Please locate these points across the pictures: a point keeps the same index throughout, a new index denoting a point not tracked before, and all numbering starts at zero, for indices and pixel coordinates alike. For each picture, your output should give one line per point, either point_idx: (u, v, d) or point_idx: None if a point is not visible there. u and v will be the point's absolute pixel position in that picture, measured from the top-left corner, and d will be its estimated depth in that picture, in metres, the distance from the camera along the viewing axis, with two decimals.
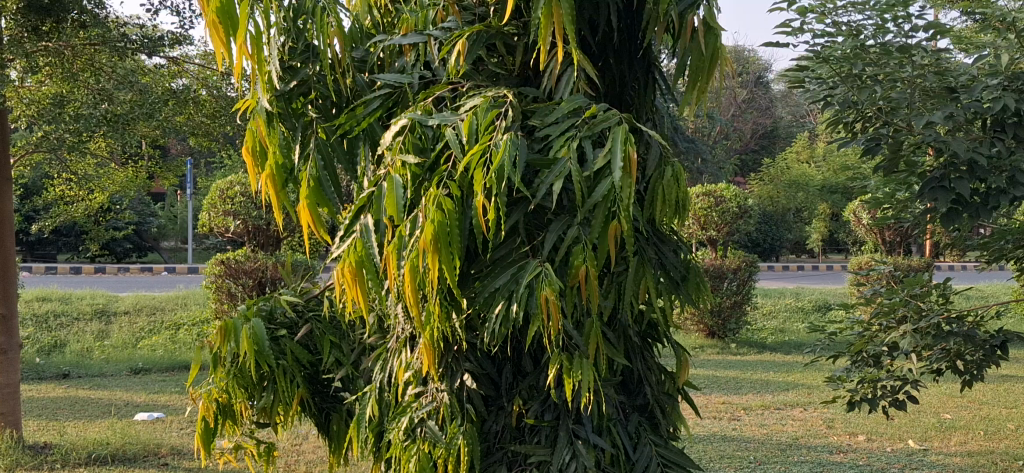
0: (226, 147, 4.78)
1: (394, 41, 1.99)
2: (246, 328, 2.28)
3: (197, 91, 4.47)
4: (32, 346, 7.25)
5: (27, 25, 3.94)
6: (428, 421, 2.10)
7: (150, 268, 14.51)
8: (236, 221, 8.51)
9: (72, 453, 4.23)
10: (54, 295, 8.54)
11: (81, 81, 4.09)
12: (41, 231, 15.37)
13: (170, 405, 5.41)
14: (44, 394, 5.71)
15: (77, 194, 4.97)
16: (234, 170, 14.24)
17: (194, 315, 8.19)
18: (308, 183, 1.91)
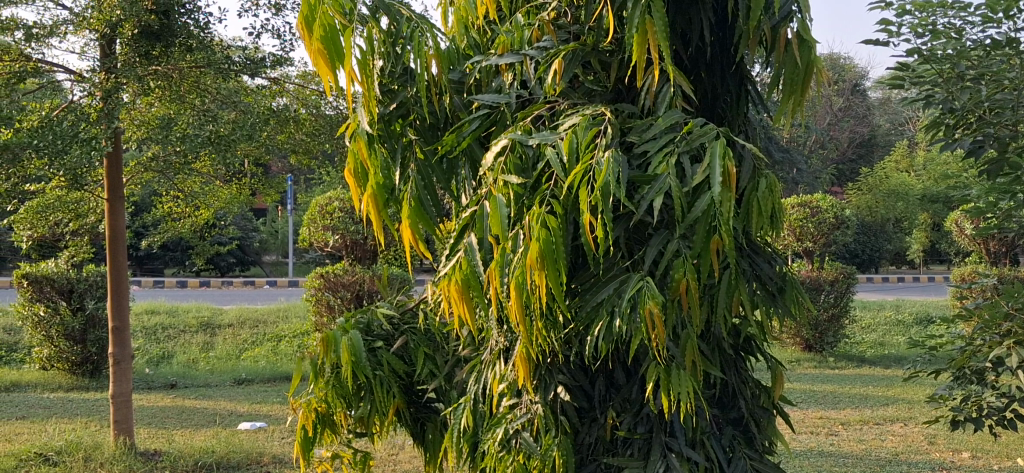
0: (325, 164, 4.91)
1: (492, 62, 2.04)
2: (345, 339, 2.35)
3: (297, 110, 4.59)
4: (142, 357, 7.54)
5: (139, 51, 4.08)
6: (523, 432, 2.13)
7: (252, 281, 14.94)
8: (335, 236, 8.71)
9: (181, 460, 4.39)
10: (162, 308, 8.86)
11: (188, 102, 4.22)
12: (150, 247, 15.97)
13: (271, 415, 5.57)
14: (153, 403, 5.94)
15: (184, 210, 5.16)
16: (333, 185, 14.57)
17: (294, 327, 8.41)
18: (409, 204, 1.99)
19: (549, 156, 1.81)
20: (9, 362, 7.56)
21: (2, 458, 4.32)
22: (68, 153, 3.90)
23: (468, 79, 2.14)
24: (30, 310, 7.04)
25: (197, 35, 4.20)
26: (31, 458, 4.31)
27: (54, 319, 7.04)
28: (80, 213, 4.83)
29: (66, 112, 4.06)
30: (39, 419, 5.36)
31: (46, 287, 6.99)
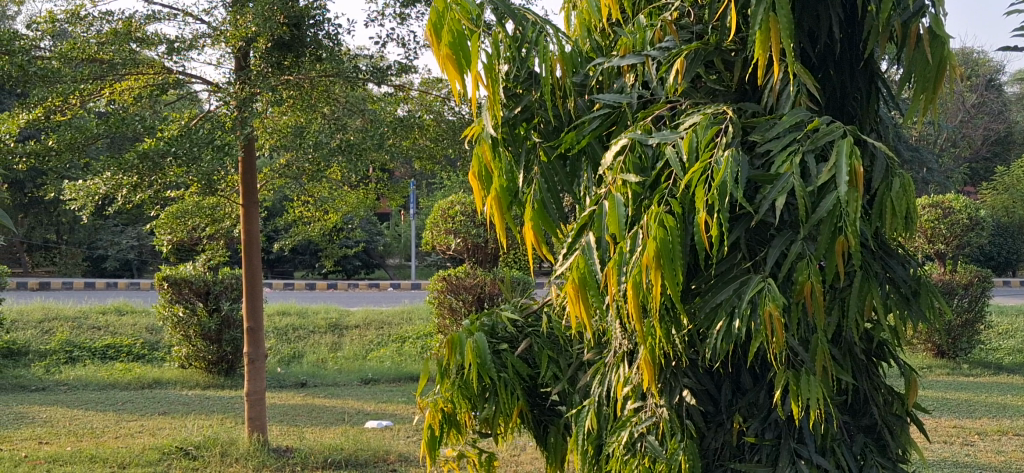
0: (448, 169, 4.99)
1: (613, 63, 2.04)
2: (470, 341, 2.39)
3: (422, 116, 4.66)
4: (274, 357, 7.82)
5: (272, 62, 4.19)
6: (648, 436, 2.12)
7: (376, 283, 15.30)
8: (457, 239, 8.86)
9: (311, 457, 4.52)
10: (292, 309, 9.15)
11: (317, 110, 4.47)
12: (281, 251, 16.55)
13: (397, 414, 5.69)
14: (285, 401, 6.15)
15: (314, 214, 5.32)
16: (453, 189, 14.79)
17: (418, 329, 8.57)
18: (532, 205, 2.01)
19: (670, 156, 1.81)
20: (151, 360, 7.93)
21: (146, 451, 4.54)
22: (201, 160, 4.11)
23: (590, 81, 2.15)
24: (170, 311, 7.36)
25: (327, 44, 4.26)
26: (172, 452, 4.51)
27: (192, 319, 7.34)
28: (216, 218, 5.04)
29: (205, 121, 4.25)
30: (180, 415, 5.62)
31: (184, 289, 7.29)
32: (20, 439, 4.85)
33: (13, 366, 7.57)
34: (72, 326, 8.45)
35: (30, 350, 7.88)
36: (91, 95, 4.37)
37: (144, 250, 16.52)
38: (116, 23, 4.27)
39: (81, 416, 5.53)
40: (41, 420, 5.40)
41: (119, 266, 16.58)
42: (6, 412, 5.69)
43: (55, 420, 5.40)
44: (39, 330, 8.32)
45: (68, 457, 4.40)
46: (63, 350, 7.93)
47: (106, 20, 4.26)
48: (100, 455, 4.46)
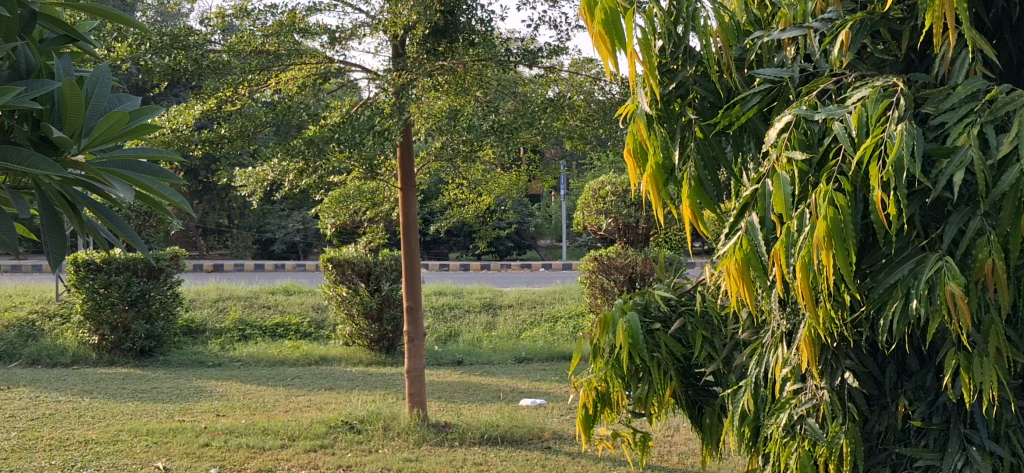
0: (599, 148, 4.98)
1: (774, 37, 2.00)
2: (623, 321, 2.39)
3: (573, 97, 4.66)
4: (431, 336, 8.04)
5: (427, 49, 4.33)
6: (808, 418, 2.07)
7: (528, 264, 15.46)
8: (608, 219, 8.90)
9: (469, 432, 4.63)
10: (449, 289, 9.38)
11: (471, 94, 4.55)
12: (437, 232, 16.96)
13: (551, 392, 5.75)
14: (442, 378, 6.31)
15: (468, 196, 5.43)
16: (604, 169, 14.78)
17: (570, 308, 8.62)
18: (689, 184, 1.99)
19: (837, 131, 1.76)
20: (317, 338, 8.27)
21: (314, 424, 4.76)
22: (364, 145, 4.23)
23: (749, 55, 2.10)
24: (334, 290, 7.67)
25: (479, 30, 4.32)
26: (338, 426, 4.71)
27: (355, 299, 7.61)
28: (376, 201, 5.20)
29: (364, 108, 4.42)
30: (345, 390, 5.85)
31: (347, 270, 7.58)
32: (201, 411, 5.16)
33: (192, 343, 8.06)
34: (244, 305, 8.92)
35: (207, 328, 8.36)
36: (259, 85, 4.60)
37: (308, 233, 17.24)
38: (281, 15, 4.39)
39: (255, 391, 5.84)
40: (218, 394, 5.73)
41: (286, 249, 17.38)
42: (187, 385, 6.06)
43: (231, 394, 5.72)
44: (215, 309, 8.83)
45: (243, 428, 4.66)
46: (237, 328, 8.37)
47: (272, 12, 4.39)
48: (272, 427, 4.70)
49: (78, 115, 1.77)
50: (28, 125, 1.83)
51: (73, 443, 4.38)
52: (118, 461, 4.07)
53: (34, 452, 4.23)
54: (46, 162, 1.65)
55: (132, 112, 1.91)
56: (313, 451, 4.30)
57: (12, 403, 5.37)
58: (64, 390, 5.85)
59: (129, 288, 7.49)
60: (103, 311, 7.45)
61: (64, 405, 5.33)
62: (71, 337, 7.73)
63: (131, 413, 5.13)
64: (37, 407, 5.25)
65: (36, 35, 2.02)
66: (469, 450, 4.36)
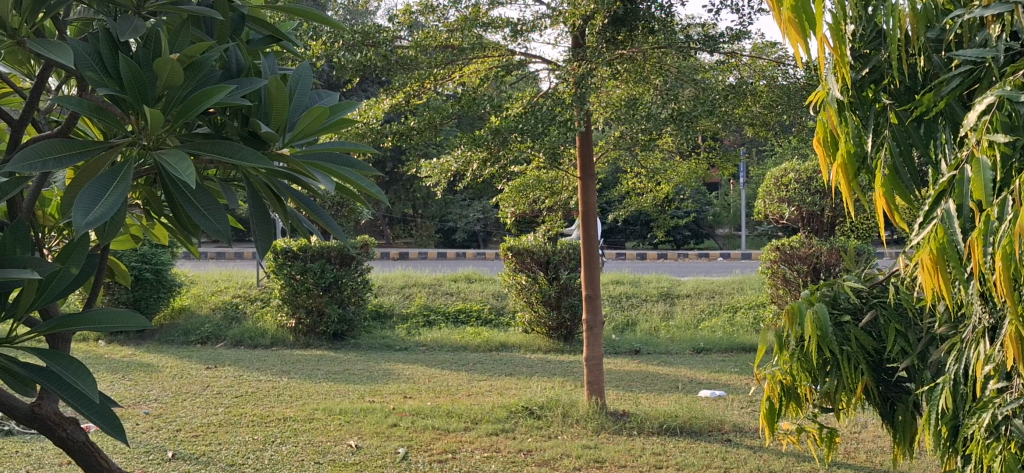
0: (783, 135, 4.84)
1: (974, 15, 1.81)
2: (810, 311, 2.31)
3: (756, 83, 4.53)
4: (609, 324, 8.06)
5: (605, 38, 4.36)
6: (1015, 418, 1.92)
7: (707, 253, 15.24)
8: (791, 208, 8.68)
9: (647, 422, 4.62)
10: (627, 278, 9.36)
11: (652, 83, 4.56)
12: (614, 222, 16.97)
13: (731, 384, 5.66)
14: (620, 367, 6.33)
15: (646, 186, 5.41)
16: (786, 156, 14.42)
17: (750, 299, 8.44)
18: (882, 172, 1.88)
19: None
20: (497, 325, 8.43)
21: (496, 409, 4.86)
22: (547, 134, 4.29)
23: (948, 36, 1.96)
24: (514, 279, 7.83)
25: (659, 16, 4.30)
26: (519, 411, 4.80)
27: (534, 287, 7.73)
28: (555, 190, 5.27)
29: (544, 98, 4.47)
30: (525, 376, 5.96)
31: (527, 258, 7.73)
32: (389, 393, 5.38)
33: (380, 327, 8.40)
34: (428, 291, 9.21)
35: (394, 313, 8.69)
36: (443, 78, 4.71)
37: (488, 222, 17.59)
38: (465, 10, 4.54)
39: (439, 375, 6.02)
40: (405, 377, 5.94)
41: (466, 238, 17.79)
42: (376, 368, 6.33)
43: (417, 377, 5.92)
44: (401, 295, 9.16)
45: (428, 411, 4.82)
46: (421, 314, 8.65)
47: (456, 6, 4.55)
48: (457, 410, 4.84)
49: (283, 110, 1.86)
50: (239, 121, 1.95)
51: (273, 420, 4.65)
52: (313, 438, 4.29)
53: (239, 427, 4.52)
54: (254, 154, 1.75)
55: (331, 108, 2.00)
56: (494, 434, 4.40)
57: (220, 381, 5.76)
58: (265, 369, 6.22)
59: (323, 275, 7.86)
60: (299, 296, 7.87)
61: (265, 384, 5.67)
62: (270, 320, 8.20)
63: (325, 393, 5.39)
64: (241, 385, 5.62)
65: (244, 36, 2.16)
66: (647, 439, 4.35)
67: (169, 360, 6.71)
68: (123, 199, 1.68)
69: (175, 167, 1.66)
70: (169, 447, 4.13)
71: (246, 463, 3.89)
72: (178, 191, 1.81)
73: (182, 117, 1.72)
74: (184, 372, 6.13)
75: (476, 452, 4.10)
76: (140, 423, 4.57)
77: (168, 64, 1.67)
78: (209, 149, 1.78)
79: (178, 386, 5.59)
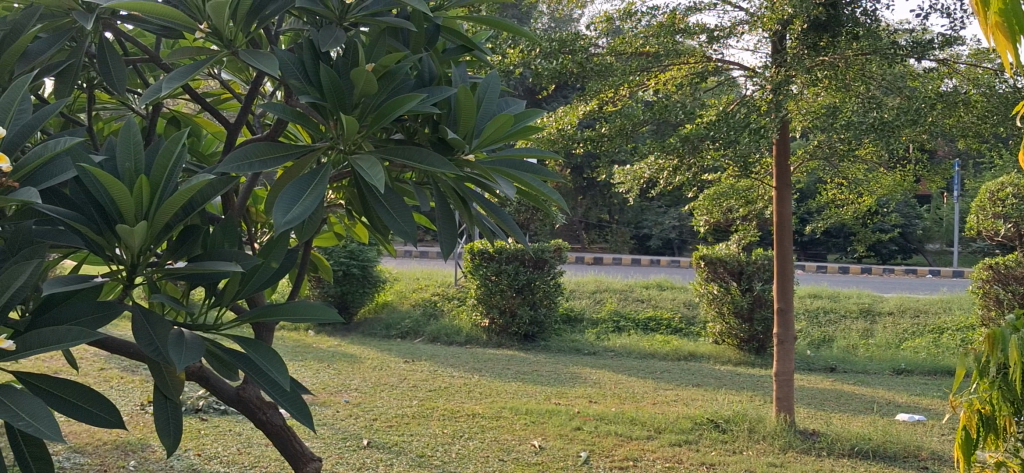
0: (998, 147, 4.53)
1: None
2: (1016, 337, 2.15)
3: (968, 92, 4.27)
4: (804, 339, 7.79)
5: (807, 44, 4.14)
6: None
7: (915, 269, 14.44)
8: (1008, 224, 8.11)
9: (838, 443, 4.44)
10: (825, 292, 9.01)
11: (853, 90, 4.27)
12: (813, 233, 16.39)
13: (932, 409, 5.34)
14: (813, 384, 6.10)
15: (848, 197, 5.19)
16: (1005, 169, 13.49)
17: (959, 319, 7.93)
18: None
19: None
20: (688, 335, 8.31)
21: (680, 419, 4.80)
22: (739, 142, 4.30)
23: None
24: (706, 288, 7.72)
25: (864, 21, 4.17)
26: (704, 423, 4.72)
27: (727, 297, 7.58)
28: (749, 199, 5.17)
29: (741, 106, 4.40)
30: (712, 388, 5.86)
31: (720, 268, 7.60)
32: (575, 396, 5.42)
33: (571, 331, 8.46)
34: (620, 298, 9.20)
35: (585, 317, 8.72)
36: (640, 85, 4.75)
37: (684, 230, 17.38)
38: (662, 16, 4.54)
39: (625, 381, 6.01)
40: (592, 381, 5.98)
41: (662, 245, 17.63)
42: (564, 371, 6.39)
43: (604, 382, 5.93)
44: (592, 299, 9.20)
45: (612, 416, 4.83)
46: (612, 319, 8.66)
47: (654, 14, 4.55)
48: (641, 418, 4.82)
49: (470, 118, 1.93)
50: (429, 127, 2.03)
51: (462, 415, 4.79)
52: (499, 436, 4.40)
53: (430, 420, 4.69)
54: (442, 161, 1.82)
55: (518, 115, 2.03)
56: (677, 445, 4.35)
57: (416, 374, 5.99)
58: (458, 366, 6.42)
59: (517, 277, 8.03)
60: (494, 296, 8.07)
61: (457, 380, 5.85)
62: (467, 319, 8.45)
63: (513, 392, 5.51)
64: (435, 380, 5.82)
65: (440, 47, 2.25)
66: (836, 461, 4.19)
67: (370, 352, 7.04)
68: (319, 200, 1.79)
69: (366, 173, 1.75)
70: (365, 435, 4.34)
71: (435, 455, 4.04)
72: (370, 194, 1.91)
73: (377, 124, 1.80)
74: (384, 364, 6.42)
75: (657, 461, 4.07)
76: (341, 410, 4.84)
77: (363, 73, 1.76)
78: (401, 155, 1.86)
79: (378, 377, 5.85)
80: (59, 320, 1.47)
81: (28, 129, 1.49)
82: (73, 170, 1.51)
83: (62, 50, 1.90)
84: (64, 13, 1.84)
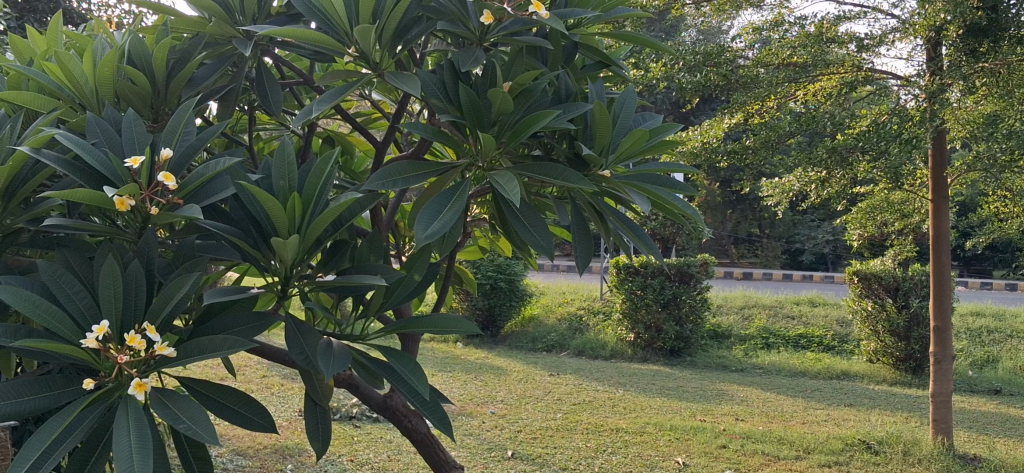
0: None
1: None
2: None
3: None
4: (965, 359, 7.40)
5: (966, 50, 4.01)
6: None
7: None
8: None
9: (1002, 469, 4.21)
10: (989, 310, 8.54)
11: (1016, 98, 4.09)
12: (978, 248, 15.57)
13: None
14: (975, 407, 5.80)
15: (1012, 210, 4.93)
16: None
17: None
18: None
19: None
20: (840, 352, 8.04)
21: (830, 440, 4.66)
22: (890, 153, 4.33)
23: None
24: (860, 305, 7.47)
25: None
26: (855, 444, 4.56)
27: (882, 314, 7.32)
28: (905, 213, 4.98)
29: (893, 116, 4.36)
30: (865, 408, 5.65)
31: (874, 284, 7.33)
32: (721, 414, 5.34)
33: (718, 347, 8.32)
34: (769, 314, 8.98)
35: (733, 334, 8.56)
36: (789, 96, 5.01)
37: (839, 244, 16.82)
38: (808, 27, 4.76)
39: (774, 399, 5.87)
40: (738, 398, 5.87)
41: (815, 260, 17.11)
42: (710, 387, 6.30)
43: (751, 400, 5.81)
44: (740, 315, 9.02)
45: (759, 435, 4.72)
46: (761, 335, 8.46)
47: (800, 25, 4.79)
48: (789, 437, 4.70)
49: (606, 133, 1.95)
50: (566, 143, 2.05)
51: (606, 429, 4.80)
52: (643, 451, 4.38)
53: (574, 433, 4.73)
54: (576, 175, 1.84)
55: (653, 130, 2.03)
56: (827, 466, 4.22)
57: (560, 388, 6.03)
58: (603, 380, 6.43)
59: (662, 291, 7.97)
60: (639, 311, 8.05)
61: (601, 394, 5.86)
62: (612, 333, 8.44)
63: (658, 407, 5.47)
64: (579, 393, 5.85)
65: (579, 63, 2.27)
66: None
67: (517, 365, 7.14)
68: (459, 215, 1.84)
69: (503, 189, 1.79)
70: (509, 446, 4.41)
71: (577, 468, 4.06)
72: (508, 209, 1.96)
73: (514, 141, 1.83)
74: (529, 377, 6.50)
75: None
76: (487, 421, 4.93)
77: (500, 94, 1.79)
78: (537, 171, 1.89)
79: (523, 390, 5.93)
80: (217, 329, 1.56)
81: (192, 149, 1.60)
82: (231, 188, 1.61)
83: (224, 76, 2.02)
84: (226, 41, 1.97)
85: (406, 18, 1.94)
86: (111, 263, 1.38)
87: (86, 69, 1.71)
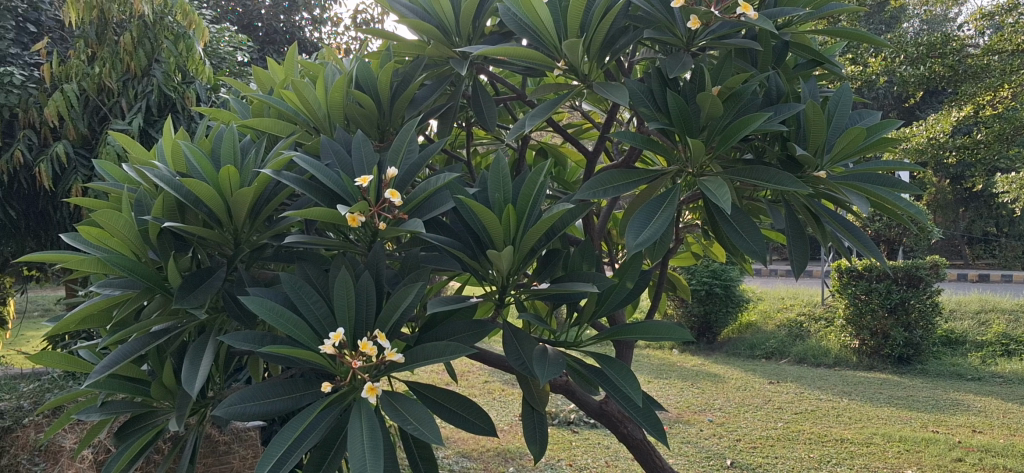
0: None
1: None
2: None
3: None
4: None
5: None
6: None
7: None
8: None
9: None
10: None
11: None
12: None
13: None
14: None
15: None
16: None
17: None
18: None
19: None
20: None
21: None
22: None
23: None
24: None
25: None
26: None
27: None
28: None
29: None
30: None
31: None
32: (956, 425, 5.03)
33: (952, 354, 7.82)
34: (1010, 319, 8.35)
35: (968, 340, 8.02)
36: None
37: None
38: None
39: (1016, 410, 5.46)
40: (976, 409, 5.50)
41: None
42: (943, 397, 5.94)
43: (990, 411, 5.43)
44: (976, 321, 8.44)
45: (1000, 449, 4.41)
46: (1000, 342, 7.89)
47: None
48: None
49: (820, 133, 1.89)
50: (778, 145, 2.01)
51: (830, 440, 4.63)
52: (870, 463, 4.20)
53: (796, 443, 4.59)
54: (789, 178, 1.80)
55: (872, 129, 1.95)
56: None
57: (781, 396, 5.86)
58: (826, 388, 6.20)
59: (889, 296, 7.57)
60: (864, 317, 7.71)
61: (825, 403, 5.66)
62: (835, 340, 8.14)
63: (886, 418, 5.22)
64: (801, 402, 5.67)
65: (790, 62, 2.23)
66: None
67: (735, 372, 7.00)
68: (670, 222, 1.84)
69: (714, 194, 1.78)
70: (729, 455, 4.35)
71: None
72: (721, 216, 1.94)
73: (725, 144, 1.82)
74: (748, 384, 6.36)
75: None
76: (706, 429, 4.87)
77: (709, 97, 1.79)
78: (748, 175, 1.87)
79: (742, 398, 5.81)
80: (441, 336, 1.63)
81: (415, 167, 1.69)
82: (451, 202, 1.68)
83: (443, 95, 2.11)
84: (445, 62, 2.06)
85: (614, 30, 1.96)
86: (344, 275, 1.48)
87: (320, 95, 1.85)
